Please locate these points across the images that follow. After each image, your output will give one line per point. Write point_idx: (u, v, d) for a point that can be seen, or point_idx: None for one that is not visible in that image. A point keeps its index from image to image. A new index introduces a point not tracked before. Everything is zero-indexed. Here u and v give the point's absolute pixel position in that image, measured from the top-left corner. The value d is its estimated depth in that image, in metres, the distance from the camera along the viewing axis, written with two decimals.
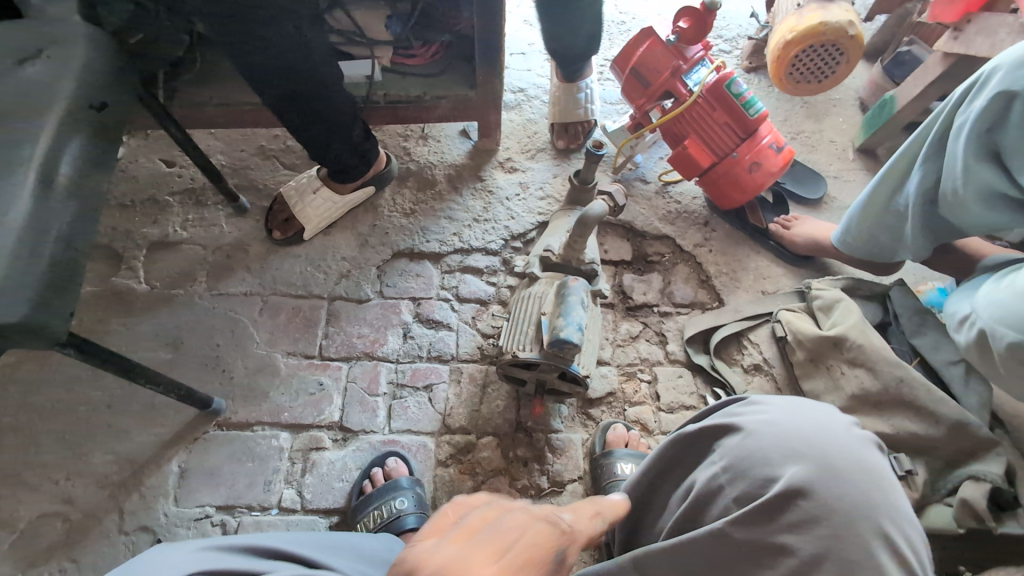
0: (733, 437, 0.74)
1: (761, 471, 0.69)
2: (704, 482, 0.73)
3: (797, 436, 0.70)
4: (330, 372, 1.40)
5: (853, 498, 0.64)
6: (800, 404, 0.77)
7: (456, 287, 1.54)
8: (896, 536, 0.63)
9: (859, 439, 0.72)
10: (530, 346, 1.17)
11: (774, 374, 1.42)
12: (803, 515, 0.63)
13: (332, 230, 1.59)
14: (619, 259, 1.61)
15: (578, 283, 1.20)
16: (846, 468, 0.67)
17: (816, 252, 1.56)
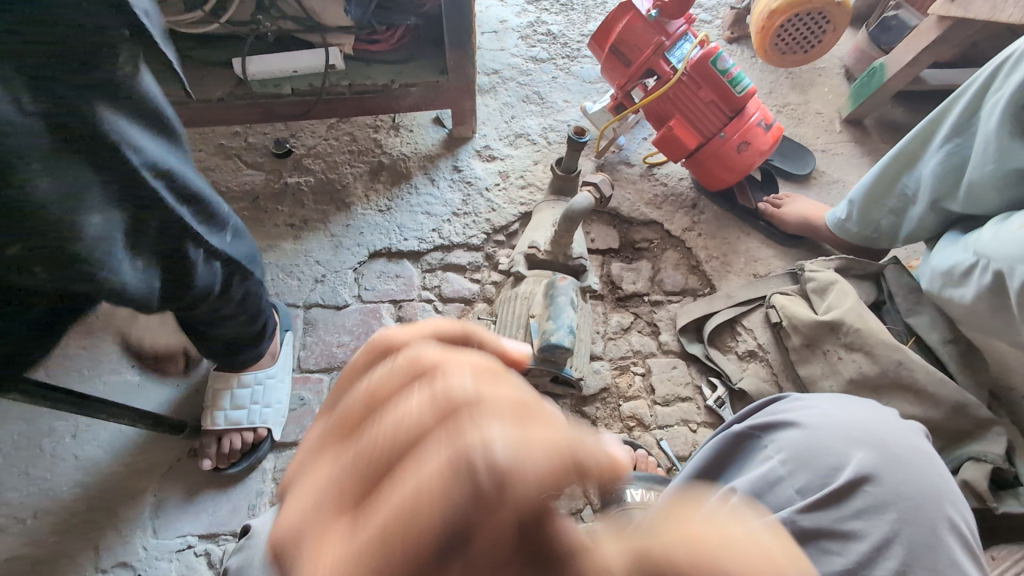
0: (787, 430, 0.74)
1: (822, 459, 0.69)
2: (759, 474, 0.72)
3: (855, 424, 0.72)
4: (311, 385, 1.34)
5: (918, 485, 0.65)
6: (846, 397, 0.78)
7: (438, 287, 1.47)
8: (958, 518, 0.64)
9: (910, 427, 0.74)
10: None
11: (769, 360, 1.39)
12: (870, 501, 0.64)
13: (304, 233, 1.50)
14: (607, 248, 1.55)
15: (567, 282, 1.14)
16: (903, 453, 0.68)
17: (806, 232, 1.52)
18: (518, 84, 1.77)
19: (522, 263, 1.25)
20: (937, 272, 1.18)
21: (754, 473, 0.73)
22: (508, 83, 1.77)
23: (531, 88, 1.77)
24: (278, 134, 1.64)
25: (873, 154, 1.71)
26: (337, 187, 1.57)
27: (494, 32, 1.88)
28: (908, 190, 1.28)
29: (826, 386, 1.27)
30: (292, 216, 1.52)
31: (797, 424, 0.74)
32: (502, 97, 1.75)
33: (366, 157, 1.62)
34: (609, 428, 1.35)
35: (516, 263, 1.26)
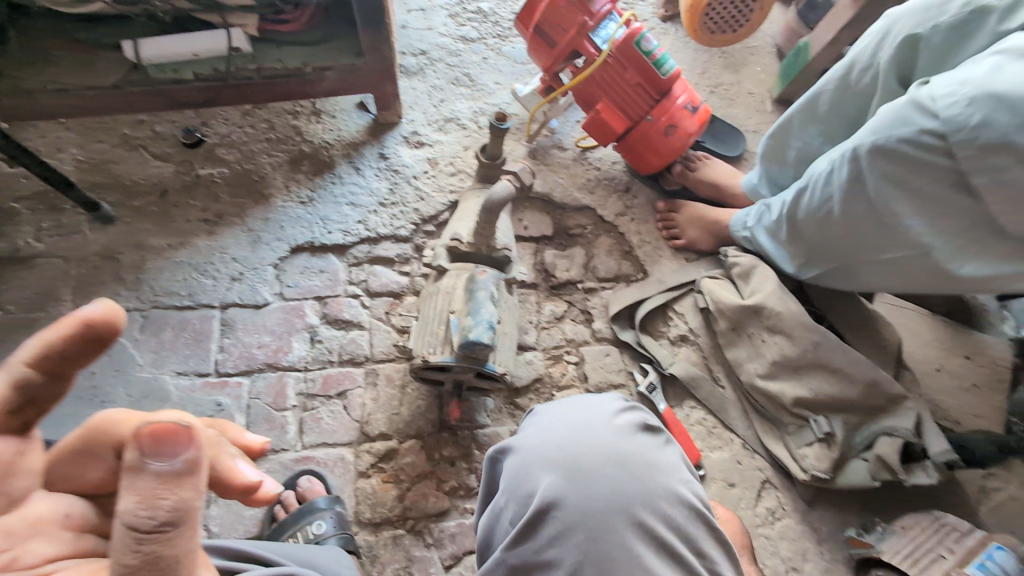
0: (511, 459, 0.75)
1: (525, 487, 0.70)
2: (494, 509, 0.74)
3: (551, 444, 0.72)
4: (230, 390, 1.26)
5: (602, 500, 0.65)
6: (568, 407, 0.78)
7: (365, 281, 1.42)
8: (650, 518, 0.65)
9: (612, 429, 0.73)
10: (441, 349, 1.08)
11: (700, 344, 1.40)
12: (557, 526, 0.64)
13: (219, 227, 1.42)
14: (540, 235, 1.53)
15: (488, 275, 1.11)
16: (583, 470, 0.68)
17: (715, 195, 1.54)
18: (447, 65, 1.70)
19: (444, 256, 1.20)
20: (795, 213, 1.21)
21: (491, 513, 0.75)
22: (436, 65, 1.70)
23: (461, 69, 1.71)
24: (188, 122, 1.53)
25: None
26: (254, 178, 1.48)
27: (422, 10, 1.80)
28: (803, 148, 1.31)
29: (752, 368, 1.29)
30: (204, 210, 1.43)
31: (518, 450, 0.74)
32: (430, 79, 1.68)
33: (285, 145, 1.53)
34: None
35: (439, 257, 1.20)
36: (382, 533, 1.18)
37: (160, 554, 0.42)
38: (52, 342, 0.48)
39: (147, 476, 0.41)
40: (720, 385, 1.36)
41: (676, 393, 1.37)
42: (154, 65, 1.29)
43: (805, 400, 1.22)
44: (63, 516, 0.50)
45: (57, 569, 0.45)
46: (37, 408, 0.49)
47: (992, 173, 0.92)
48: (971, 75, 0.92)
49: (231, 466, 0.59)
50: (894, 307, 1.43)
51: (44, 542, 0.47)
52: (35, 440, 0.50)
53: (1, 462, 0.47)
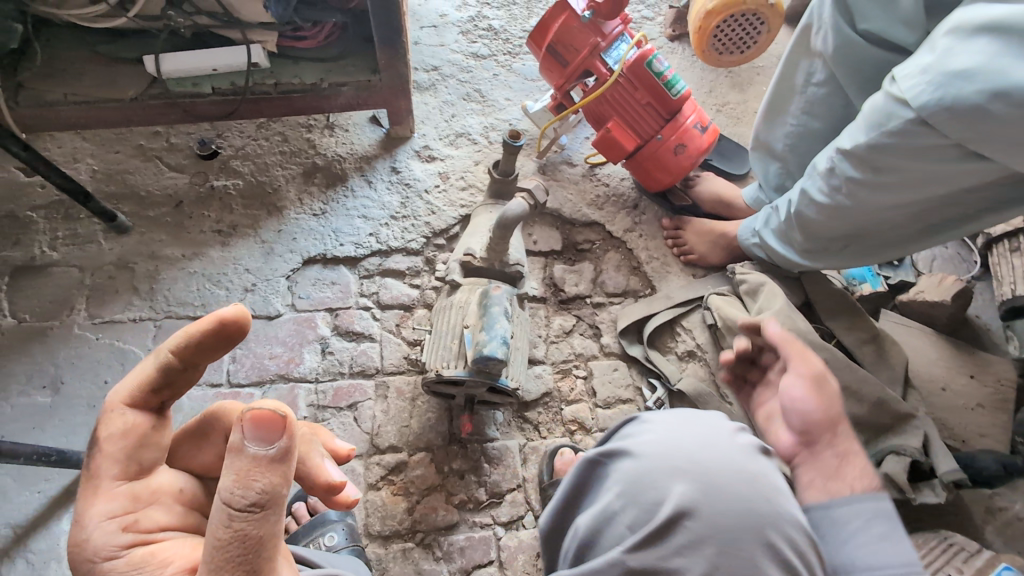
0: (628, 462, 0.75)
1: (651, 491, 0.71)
2: (600, 509, 0.74)
3: (677, 453, 0.72)
4: (241, 400, 1.27)
5: (736, 516, 0.65)
6: (692, 422, 0.77)
7: (376, 293, 1.43)
8: (781, 543, 0.65)
9: (739, 448, 0.73)
10: (454, 363, 1.09)
11: (707, 360, 1.42)
12: (689, 536, 0.65)
13: (232, 238, 1.43)
14: (549, 249, 1.55)
15: (501, 291, 1.12)
16: (717, 483, 0.68)
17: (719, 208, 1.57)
18: (458, 81, 1.73)
19: (457, 271, 1.21)
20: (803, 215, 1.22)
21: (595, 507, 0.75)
22: (448, 80, 1.73)
23: (472, 85, 1.73)
24: (203, 134, 1.55)
25: None
26: (268, 190, 1.50)
27: (434, 26, 1.83)
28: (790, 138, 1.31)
29: None
30: (218, 221, 1.45)
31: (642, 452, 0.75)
32: (442, 94, 1.71)
33: (299, 158, 1.55)
34: (552, 433, 1.35)
35: (452, 271, 1.22)
36: (391, 546, 1.19)
37: (247, 532, 0.49)
38: (188, 337, 0.58)
39: (245, 457, 0.48)
40: (727, 401, 1.37)
41: (683, 408, 1.39)
42: (173, 80, 1.30)
43: None
44: (178, 490, 0.61)
45: (164, 539, 0.56)
46: (172, 389, 0.60)
47: (990, 140, 0.89)
48: (926, 61, 0.91)
49: (318, 466, 0.64)
50: (900, 326, 1.44)
51: (160, 510, 0.58)
52: (167, 417, 0.62)
53: (141, 433, 0.59)
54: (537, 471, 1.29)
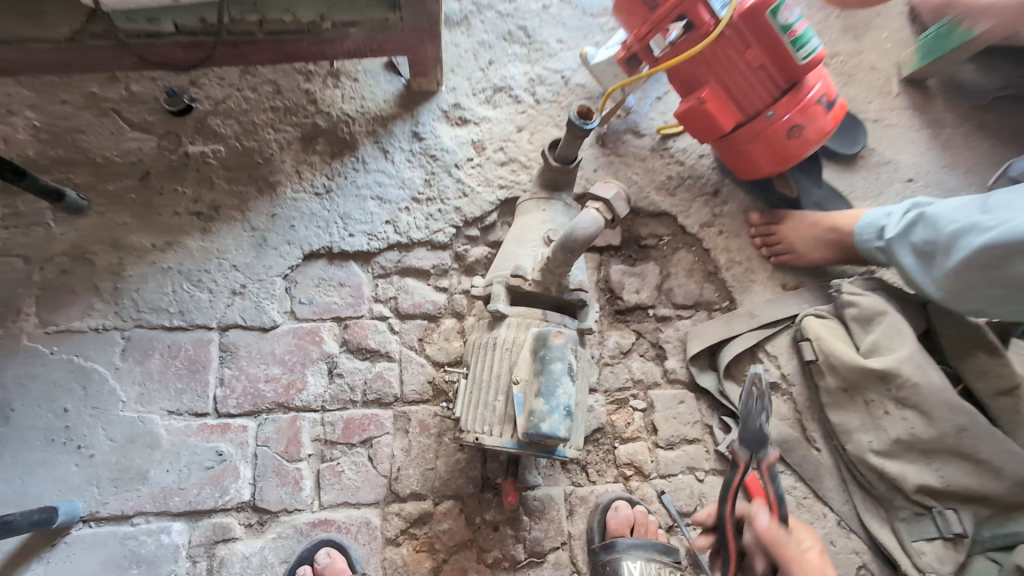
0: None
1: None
2: None
3: None
4: (232, 435, 1.05)
5: None
6: None
7: (395, 298, 1.17)
8: None
9: None
10: (499, 430, 0.84)
11: (794, 395, 1.17)
12: None
13: (215, 224, 1.15)
14: (606, 245, 1.25)
15: (564, 338, 0.84)
16: None
17: None
18: (498, 14, 1.34)
19: (502, 297, 0.92)
20: (963, 237, 0.97)
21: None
22: (485, 13, 1.34)
23: (515, 21, 1.35)
24: (172, 81, 1.20)
25: (933, 125, 1.39)
26: (257, 160, 1.19)
27: None
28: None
29: (864, 441, 1.05)
30: (195, 200, 1.15)
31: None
32: (476, 32, 1.33)
33: (295, 116, 1.22)
34: (602, 476, 1.14)
35: (495, 297, 0.92)
36: None
37: None
38: None
39: None
40: (815, 448, 1.14)
41: None
42: (118, 12, 0.94)
43: (931, 488, 1.00)
44: None
45: None
46: None
47: None
48: None
49: None
50: None
51: None
52: None
53: None
54: (585, 526, 1.09)
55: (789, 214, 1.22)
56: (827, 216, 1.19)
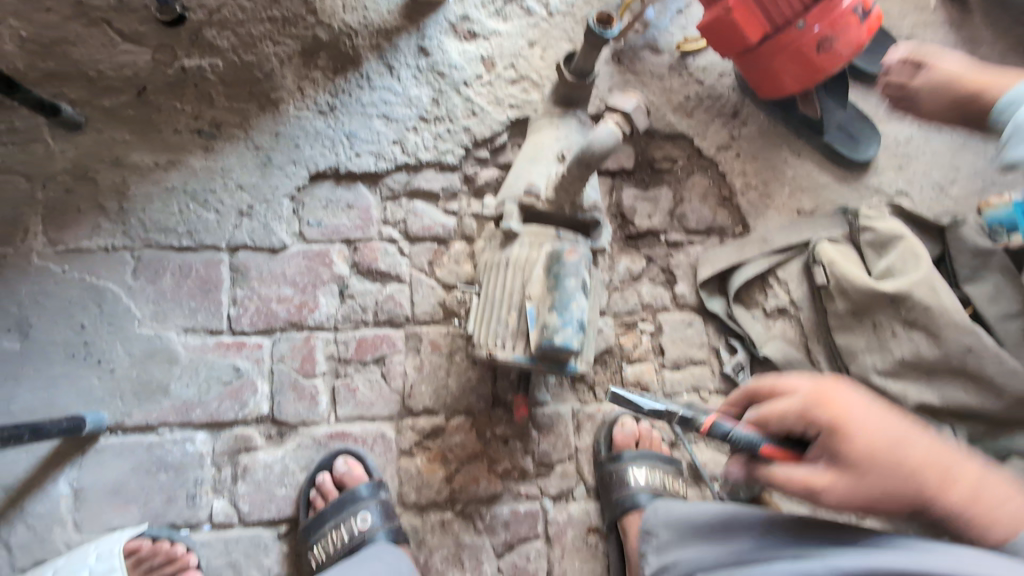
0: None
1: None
2: None
3: None
4: (248, 352, 1.07)
5: None
6: None
7: (403, 221, 1.16)
8: None
9: None
10: (511, 345, 0.85)
11: (802, 319, 1.18)
12: None
13: (217, 142, 1.11)
14: (619, 169, 1.22)
15: (577, 256, 0.84)
16: None
17: None
18: None
19: (514, 215, 0.91)
20: None
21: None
22: None
23: None
24: None
25: (969, 42, 1.32)
26: (257, 76, 1.13)
27: None
28: None
29: (868, 362, 1.08)
30: (196, 117, 1.11)
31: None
32: None
33: (293, 27, 1.15)
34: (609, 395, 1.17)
35: (508, 216, 0.91)
36: (429, 517, 1.07)
37: None
38: None
39: None
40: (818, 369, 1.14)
41: (765, 375, 1.18)
42: None
43: (930, 407, 1.03)
44: None
45: None
46: None
47: None
48: None
49: None
50: None
51: None
52: None
53: None
54: (591, 441, 1.14)
55: (934, 67, 1.00)
56: (985, 76, 0.96)
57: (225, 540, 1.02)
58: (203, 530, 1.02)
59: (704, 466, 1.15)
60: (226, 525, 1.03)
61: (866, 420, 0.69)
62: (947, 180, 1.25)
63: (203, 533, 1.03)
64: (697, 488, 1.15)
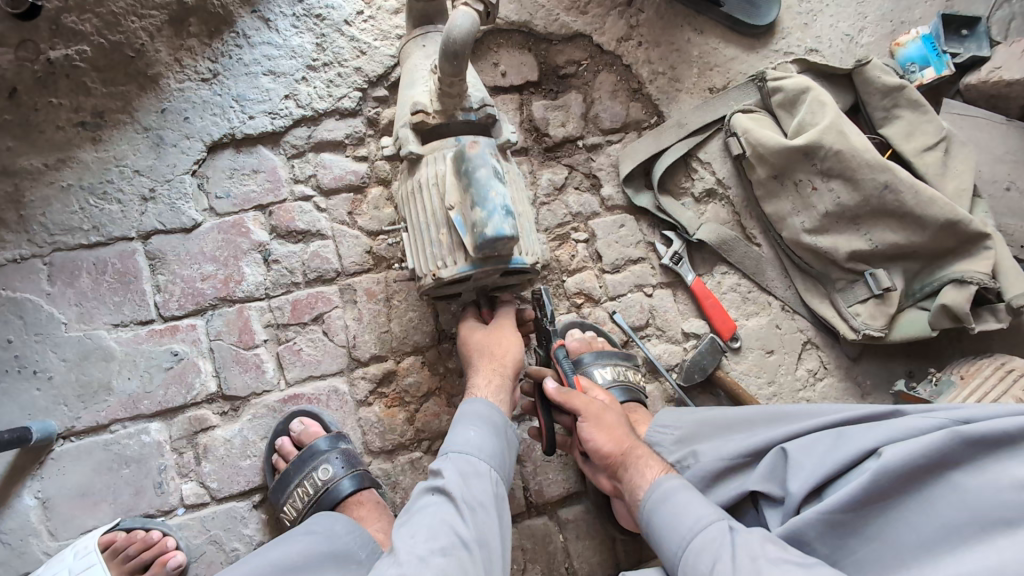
0: (960, 468, 0.63)
1: (702, 556, 0.70)
2: (845, 519, 0.65)
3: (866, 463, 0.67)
4: (183, 335, 1.06)
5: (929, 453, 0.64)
6: (836, 457, 0.70)
7: (314, 176, 1.13)
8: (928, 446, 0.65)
9: (868, 430, 0.70)
10: (452, 260, 0.84)
11: (731, 197, 1.17)
12: (917, 472, 0.64)
13: (104, 131, 1.08)
14: (523, 83, 1.18)
15: (480, 147, 0.82)
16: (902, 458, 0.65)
17: None
18: None
19: (413, 140, 0.88)
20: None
21: (967, 409, 0.67)
22: None
23: None
24: None
25: None
26: (129, 54, 1.06)
27: None
28: None
29: (797, 223, 1.09)
30: (75, 110, 1.06)
31: (951, 487, 0.62)
32: None
33: None
34: (556, 310, 1.15)
35: (405, 140, 0.88)
36: (398, 459, 1.08)
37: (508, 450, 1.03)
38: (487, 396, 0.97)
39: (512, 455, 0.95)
40: (755, 244, 1.17)
41: (704, 260, 1.18)
42: None
43: (862, 253, 1.05)
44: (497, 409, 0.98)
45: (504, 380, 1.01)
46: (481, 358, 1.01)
47: None
48: None
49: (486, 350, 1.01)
50: (962, 118, 1.15)
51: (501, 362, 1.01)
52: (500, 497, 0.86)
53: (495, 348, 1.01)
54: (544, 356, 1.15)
55: None
56: None
57: (200, 520, 1.02)
58: (178, 515, 1.02)
59: (658, 359, 1.13)
60: (200, 505, 1.03)
61: (610, 423, 0.88)
62: (854, 30, 1.23)
63: (178, 517, 1.02)
64: (654, 382, 1.14)
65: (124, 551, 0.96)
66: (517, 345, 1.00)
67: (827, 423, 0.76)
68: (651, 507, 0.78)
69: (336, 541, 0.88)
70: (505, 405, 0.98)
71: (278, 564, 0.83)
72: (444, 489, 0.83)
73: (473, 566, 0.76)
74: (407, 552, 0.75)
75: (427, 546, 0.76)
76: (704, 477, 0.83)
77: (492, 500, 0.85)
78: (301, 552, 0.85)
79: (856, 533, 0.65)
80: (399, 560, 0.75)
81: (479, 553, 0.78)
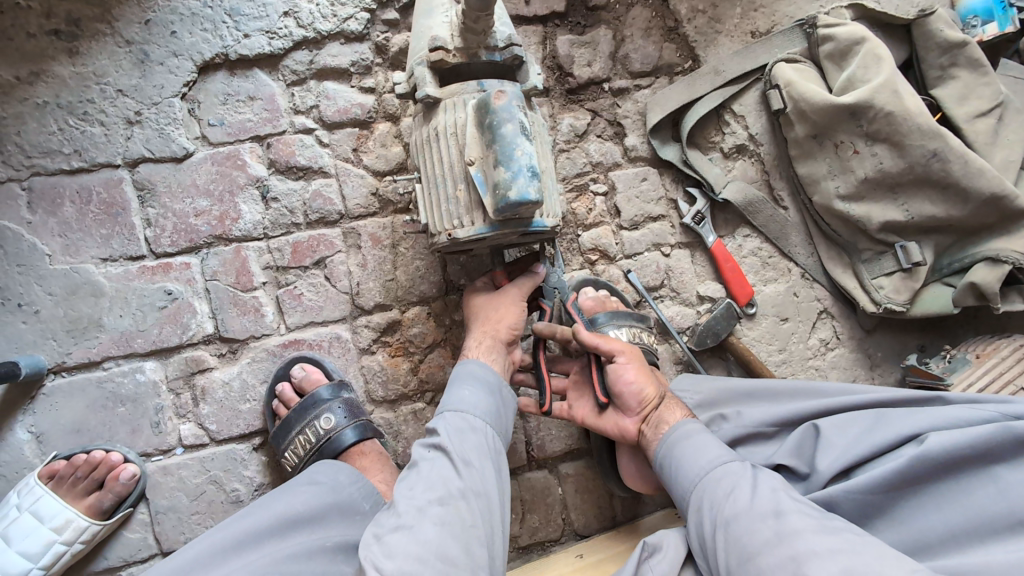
0: (1003, 462, 0.65)
1: (715, 493, 0.73)
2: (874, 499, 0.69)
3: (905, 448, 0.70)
4: (177, 274, 1.01)
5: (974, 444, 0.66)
6: (875, 440, 0.72)
7: (316, 107, 1.04)
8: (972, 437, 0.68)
9: (910, 418, 0.72)
10: (469, 220, 0.78)
11: (762, 155, 1.10)
12: (957, 461, 0.66)
13: (81, 42, 0.96)
14: (549, 14, 1.07)
15: (507, 98, 0.74)
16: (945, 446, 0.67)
17: None
18: None
19: (429, 81, 0.79)
20: None
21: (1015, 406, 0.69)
22: None
23: None
24: None
25: None
26: None
27: None
28: None
29: (832, 187, 1.03)
30: (47, 15, 0.95)
31: (991, 478, 0.65)
32: None
33: None
34: (568, 266, 1.10)
35: (422, 82, 0.79)
36: (401, 410, 1.07)
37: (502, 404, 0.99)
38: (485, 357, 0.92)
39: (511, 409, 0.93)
40: (782, 207, 1.11)
41: (726, 221, 1.13)
42: None
43: (896, 224, 1.00)
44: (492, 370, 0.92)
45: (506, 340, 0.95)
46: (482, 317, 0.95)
47: None
48: None
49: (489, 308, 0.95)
50: (1017, 81, 1.07)
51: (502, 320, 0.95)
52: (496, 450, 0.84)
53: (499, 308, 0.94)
54: None
55: None
56: None
57: (198, 461, 1.01)
58: (177, 454, 1.01)
59: (670, 321, 1.10)
60: (198, 446, 1.02)
61: (643, 372, 0.89)
62: None
63: (177, 457, 1.01)
64: (664, 344, 1.11)
65: (92, 490, 0.95)
66: (520, 313, 0.94)
67: (864, 404, 0.79)
68: (672, 444, 0.81)
69: (339, 493, 0.88)
70: (498, 366, 0.92)
71: (282, 514, 0.83)
72: (438, 446, 0.81)
73: (471, 515, 0.75)
74: (404, 504, 0.75)
75: (427, 496, 0.75)
76: (733, 441, 0.85)
77: (490, 453, 0.83)
78: (305, 503, 0.85)
79: (882, 510, 0.69)
80: (396, 512, 0.75)
81: (476, 503, 0.77)
